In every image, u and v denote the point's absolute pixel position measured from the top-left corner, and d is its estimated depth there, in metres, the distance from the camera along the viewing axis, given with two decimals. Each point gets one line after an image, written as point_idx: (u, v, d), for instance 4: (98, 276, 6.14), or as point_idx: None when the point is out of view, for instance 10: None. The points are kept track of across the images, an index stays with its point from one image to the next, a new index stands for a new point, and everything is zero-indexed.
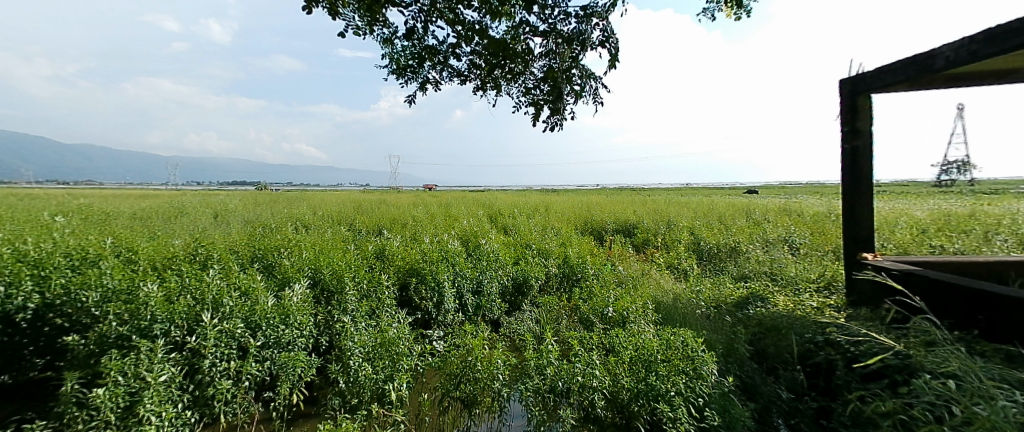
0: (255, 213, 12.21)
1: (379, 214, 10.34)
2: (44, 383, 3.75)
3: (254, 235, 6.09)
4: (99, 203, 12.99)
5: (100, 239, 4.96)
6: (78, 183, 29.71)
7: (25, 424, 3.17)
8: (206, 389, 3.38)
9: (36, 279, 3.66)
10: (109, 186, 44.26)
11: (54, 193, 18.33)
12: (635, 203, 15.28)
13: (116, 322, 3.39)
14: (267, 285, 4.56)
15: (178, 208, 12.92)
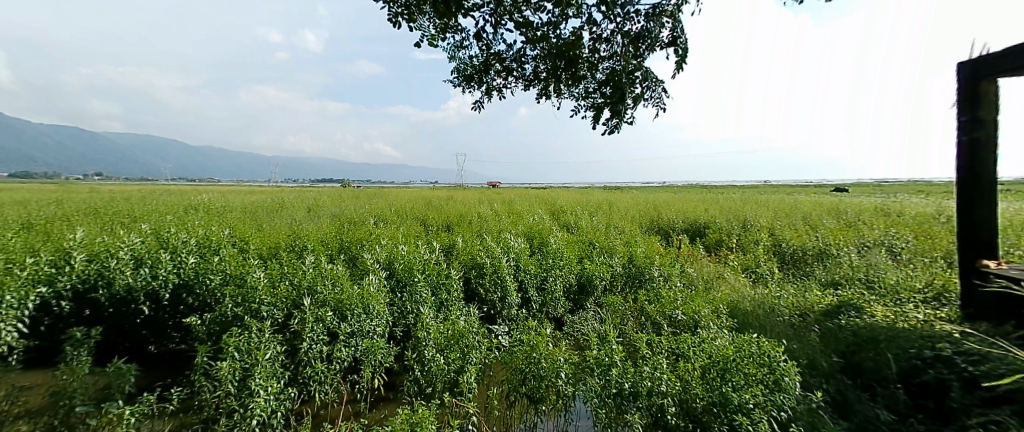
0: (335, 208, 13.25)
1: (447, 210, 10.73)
2: (179, 355, 4.26)
3: (341, 228, 6.59)
4: (212, 197, 14.89)
5: (214, 229, 5.61)
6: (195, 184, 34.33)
7: (166, 389, 3.63)
8: (304, 368, 3.73)
9: (172, 263, 4.21)
10: (210, 183, 50.30)
11: (179, 189, 21.50)
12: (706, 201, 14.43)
13: (232, 303, 3.86)
14: (351, 275, 4.89)
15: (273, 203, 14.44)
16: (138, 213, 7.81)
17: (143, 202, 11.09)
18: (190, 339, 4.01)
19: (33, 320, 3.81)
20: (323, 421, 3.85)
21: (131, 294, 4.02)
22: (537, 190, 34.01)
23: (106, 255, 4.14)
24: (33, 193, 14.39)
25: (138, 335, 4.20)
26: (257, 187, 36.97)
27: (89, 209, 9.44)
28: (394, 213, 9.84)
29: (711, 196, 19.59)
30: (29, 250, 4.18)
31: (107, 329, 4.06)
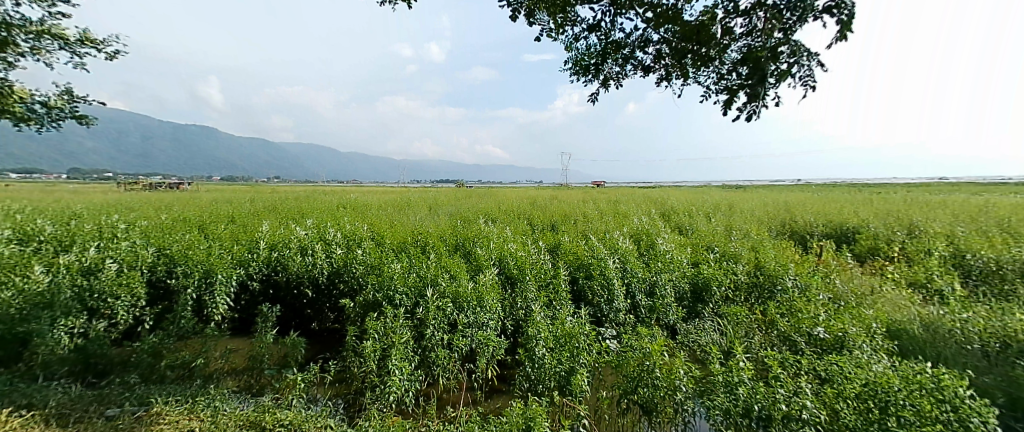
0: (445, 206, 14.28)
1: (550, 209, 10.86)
2: (332, 333, 4.80)
3: (456, 226, 7.06)
4: (344, 197, 17.15)
5: (355, 224, 6.41)
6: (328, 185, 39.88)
7: (325, 362, 4.11)
8: (429, 353, 4.04)
9: (327, 253, 4.91)
10: (336, 184, 58.00)
11: (319, 189, 25.23)
12: (850, 202, 12.28)
13: (373, 290, 4.38)
14: (467, 270, 5.18)
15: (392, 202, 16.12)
16: (299, 210, 9.39)
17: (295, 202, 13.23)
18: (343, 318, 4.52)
19: (235, 296, 4.62)
20: (446, 405, 4.06)
21: (298, 277, 4.69)
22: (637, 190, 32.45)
23: (277, 245, 4.96)
24: (226, 195, 18.25)
25: (303, 313, 4.84)
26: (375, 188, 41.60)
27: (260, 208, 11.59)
28: (501, 212, 10.22)
29: (855, 196, 16.63)
30: (227, 239, 5.20)
31: (282, 307, 4.76)
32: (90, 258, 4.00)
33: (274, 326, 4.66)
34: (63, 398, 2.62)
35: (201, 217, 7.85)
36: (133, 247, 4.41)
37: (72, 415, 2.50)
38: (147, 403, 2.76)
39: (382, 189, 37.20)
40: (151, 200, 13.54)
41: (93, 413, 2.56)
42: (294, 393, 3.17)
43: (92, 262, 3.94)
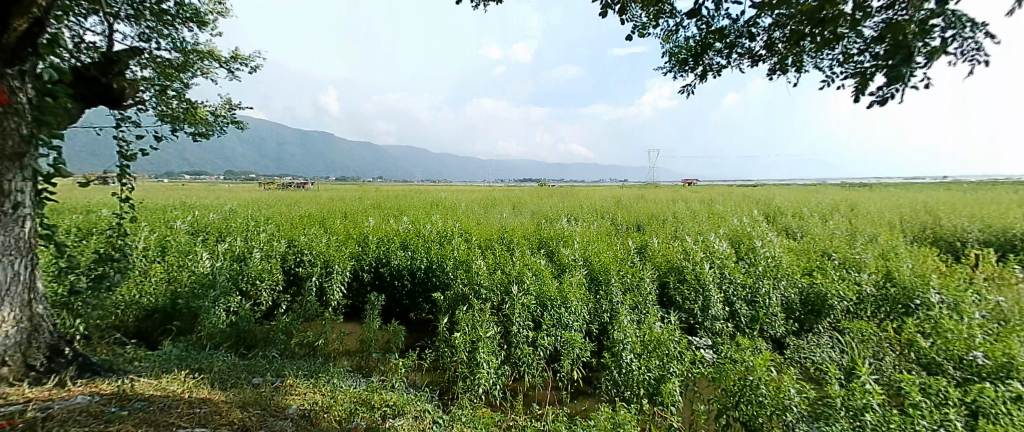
0: (525, 205, 14.53)
1: (635, 210, 10.51)
2: (425, 323, 5.03)
3: (540, 225, 7.12)
4: (431, 197, 18.26)
5: (446, 222, 6.77)
6: (415, 186, 43.03)
7: (421, 349, 4.37)
8: (515, 349, 4.05)
9: (422, 249, 5.27)
10: (419, 185, 62.02)
11: (408, 190, 27.31)
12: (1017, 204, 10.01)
13: (462, 285, 4.58)
14: (551, 269, 5.15)
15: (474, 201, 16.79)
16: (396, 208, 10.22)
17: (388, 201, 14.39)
18: (436, 310, 4.75)
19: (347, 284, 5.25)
20: (532, 402, 3.99)
21: (398, 270, 5.08)
22: (727, 189, 29.83)
23: (378, 243, 5.44)
24: (333, 195, 20.49)
25: (402, 303, 5.17)
26: (456, 188, 43.80)
27: (359, 206, 12.80)
28: (584, 213, 10.09)
29: (1022, 197, 13.57)
30: (339, 234, 5.84)
31: (385, 296, 5.20)
32: (236, 247, 4.79)
33: (378, 313, 5.06)
34: (222, 364, 3.08)
35: (317, 213, 8.91)
36: (269, 240, 5.15)
37: (229, 380, 2.90)
38: (281, 375, 3.16)
39: (463, 189, 39.07)
40: (275, 199, 15.69)
41: (244, 380, 2.97)
42: (396, 376, 3.46)
43: (241, 251, 4.67)
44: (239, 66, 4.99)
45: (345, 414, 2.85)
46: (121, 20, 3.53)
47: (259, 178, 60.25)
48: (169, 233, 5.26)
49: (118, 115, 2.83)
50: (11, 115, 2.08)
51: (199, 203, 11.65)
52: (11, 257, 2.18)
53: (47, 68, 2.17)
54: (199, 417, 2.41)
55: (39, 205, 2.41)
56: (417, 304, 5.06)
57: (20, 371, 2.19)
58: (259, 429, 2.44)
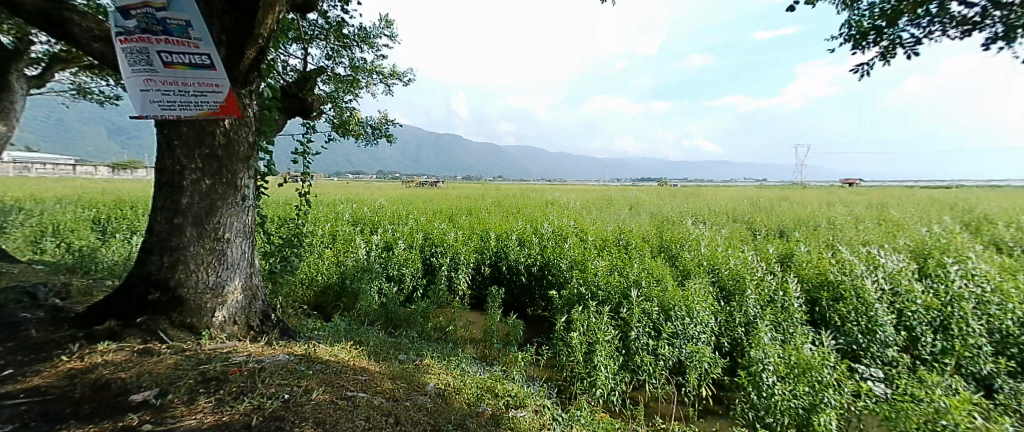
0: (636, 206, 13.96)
1: (772, 215, 9.31)
2: (540, 319, 5.09)
3: (662, 228, 6.76)
4: (541, 197, 18.71)
5: (563, 222, 6.83)
6: (523, 185, 44.56)
7: (538, 345, 4.40)
8: (634, 357, 3.72)
9: (540, 249, 5.41)
10: (524, 184, 63.94)
11: (520, 190, 28.39)
12: None
13: (577, 284, 4.50)
14: (674, 274, 4.80)
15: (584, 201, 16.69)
16: (511, 208, 10.65)
17: (501, 200, 15.12)
18: (551, 308, 4.76)
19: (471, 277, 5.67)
20: (654, 414, 3.65)
21: (516, 267, 5.27)
22: (892, 190, 24.44)
23: (500, 243, 5.79)
24: (453, 193, 22.20)
25: (519, 299, 5.32)
26: (562, 188, 44.15)
27: (474, 204, 13.66)
28: (710, 217, 9.25)
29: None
30: (464, 232, 6.30)
31: (503, 290, 5.41)
32: (383, 239, 5.52)
33: (499, 306, 5.29)
34: (375, 339, 3.50)
35: (444, 210, 9.75)
36: (409, 234, 5.80)
37: (380, 353, 3.30)
38: (421, 355, 3.47)
39: (570, 190, 39.22)
40: (405, 196, 17.63)
41: (391, 355, 3.34)
42: (516, 369, 3.53)
43: (386, 242, 5.31)
44: (395, 78, 5.57)
45: (473, 399, 2.98)
46: (314, 45, 4.24)
47: (384, 178, 68.16)
48: (334, 224, 6.27)
49: (307, 124, 3.43)
50: (243, 126, 2.66)
51: (349, 198, 13.70)
52: (241, 239, 2.78)
53: (263, 88, 2.83)
54: (360, 384, 2.75)
55: (259, 197, 3.04)
56: (534, 301, 5.18)
57: (244, 330, 2.76)
58: (404, 401, 2.70)
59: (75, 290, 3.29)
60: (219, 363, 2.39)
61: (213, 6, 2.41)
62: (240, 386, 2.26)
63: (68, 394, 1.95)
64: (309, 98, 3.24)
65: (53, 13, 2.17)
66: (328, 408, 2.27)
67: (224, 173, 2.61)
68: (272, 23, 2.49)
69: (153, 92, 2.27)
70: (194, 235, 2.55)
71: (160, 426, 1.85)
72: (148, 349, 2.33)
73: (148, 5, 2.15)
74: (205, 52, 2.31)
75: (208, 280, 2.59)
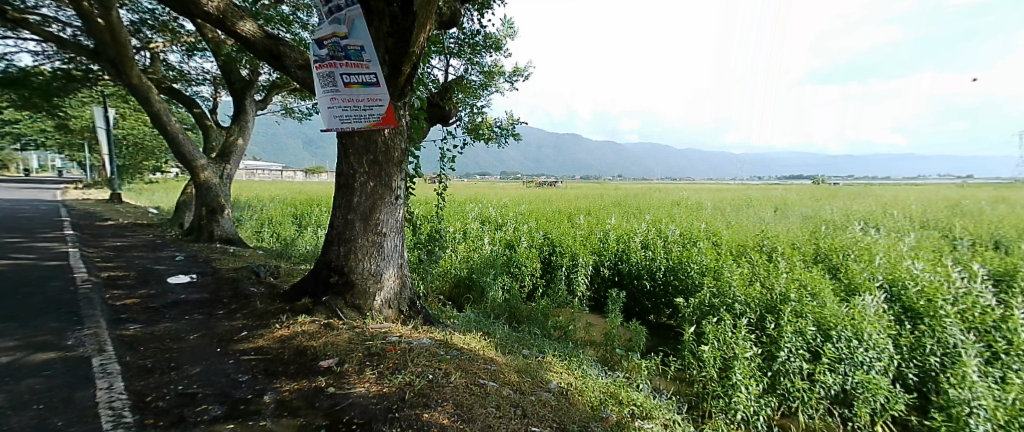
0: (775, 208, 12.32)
1: (977, 222, 7.33)
2: (665, 328, 4.80)
3: (818, 235, 5.89)
4: (659, 198, 17.81)
5: (693, 227, 6.43)
6: (636, 185, 42.87)
7: (663, 356, 4.12)
8: (782, 380, 3.25)
9: (665, 254, 5.14)
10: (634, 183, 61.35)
11: (637, 190, 27.48)
12: None
13: (710, 293, 4.11)
14: (834, 288, 4.09)
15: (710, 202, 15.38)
16: (631, 210, 10.34)
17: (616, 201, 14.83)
18: (680, 317, 4.45)
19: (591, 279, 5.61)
20: None
21: (639, 270, 5.09)
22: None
23: (621, 246, 5.63)
24: (568, 193, 22.22)
25: (641, 305, 5.10)
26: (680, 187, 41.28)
27: (590, 204, 13.62)
28: (886, 223, 7.70)
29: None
30: (582, 234, 6.26)
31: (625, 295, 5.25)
32: (505, 238, 5.78)
33: (621, 310, 5.13)
34: (501, 332, 3.66)
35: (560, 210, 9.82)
36: (530, 234, 5.98)
37: (506, 347, 3.40)
38: (543, 352, 3.44)
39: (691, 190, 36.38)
40: (520, 196, 18.25)
41: (516, 350, 3.39)
42: (640, 377, 3.26)
43: (510, 242, 5.57)
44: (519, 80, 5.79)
45: (596, 402, 2.79)
46: (454, 58, 4.66)
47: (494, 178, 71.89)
48: (462, 222, 6.80)
49: (446, 130, 3.74)
50: (398, 134, 2.99)
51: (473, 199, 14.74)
52: (394, 234, 3.14)
53: (414, 99, 3.16)
54: (490, 373, 2.87)
55: (408, 197, 3.40)
56: (658, 308, 4.92)
57: (397, 314, 3.14)
58: (530, 395, 2.69)
59: (283, 270, 4.12)
60: (379, 341, 2.73)
61: (381, 30, 2.76)
62: (395, 363, 2.53)
63: (280, 355, 2.43)
64: (449, 106, 3.53)
65: (274, 49, 2.78)
66: (465, 393, 2.39)
67: (384, 176, 2.98)
68: (423, 41, 2.71)
69: (337, 108, 2.73)
70: (361, 229, 2.99)
71: (340, 391, 2.17)
72: (329, 324, 2.78)
73: (335, 35, 2.62)
74: (373, 71, 2.66)
75: (371, 268, 3.01)
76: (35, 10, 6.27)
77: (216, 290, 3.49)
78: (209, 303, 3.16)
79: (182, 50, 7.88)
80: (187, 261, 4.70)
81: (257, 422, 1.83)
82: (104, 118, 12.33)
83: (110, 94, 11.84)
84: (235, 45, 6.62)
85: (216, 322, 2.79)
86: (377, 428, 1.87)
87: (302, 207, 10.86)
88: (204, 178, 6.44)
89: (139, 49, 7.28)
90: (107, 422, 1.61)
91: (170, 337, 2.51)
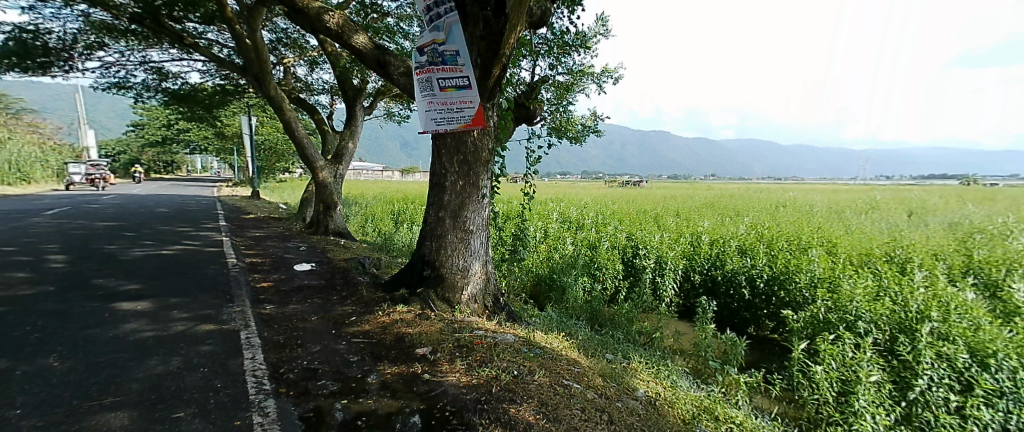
0: (904, 212, 10.58)
1: None
2: (767, 343, 4.38)
3: (969, 245, 4.96)
4: (756, 198, 16.34)
5: (801, 232, 5.81)
6: (724, 184, 39.68)
7: (768, 373, 3.76)
8: (919, 412, 2.79)
9: (769, 260, 4.67)
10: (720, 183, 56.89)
11: (730, 190, 25.35)
12: None
13: (824, 307, 3.67)
14: (991, 309, 3.40)
15: (818, 204, 13.71)
16: (723, 212, 9.64)
17: (704, 202, 13.90)
18: (787, 332, 4.03)
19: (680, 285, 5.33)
20: None
21: (738, 278, 4.71)
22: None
23: (716, 251, 5.25)
24: (651, 194, 21.25)
25: (739, 315, 4.73)
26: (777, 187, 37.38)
27: (676, 205, 12.97)
28: None
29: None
30: (671, 236, 5.98)
31: (719, 303, 4.91)
32: (587, 239, 5.70)
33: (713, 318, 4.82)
34: (583, 334, 3.61)
35: (644, 211, 9.47)
36: (612, 234, 5.83)
37: (589, 349, 3.32)
38: (628, 358, 3.30)
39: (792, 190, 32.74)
40: (599, 196, 17.85)
41: (599, 353, 3.28)
42: (739, 394, 2.99)
43: (592, 242, 5.50)
44: (607, 78, 5.67)
45: (689, 416, 2.57)
46: (544, 57, 4.70)
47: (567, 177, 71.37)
48: (542, 221, 6.88)
49: (531, 130, 3.78)
50: (486, 135, 3.08)
51: (552, 198, 14.78)
52: (481, 232, 3.24)
53: (502, 100, 3.22)
54: (574, 375, 2.74)
55: (494, 195, 3.49)
56: (758, 320, 4.51)
57: (482, 309, 3.24)
58: (616, 402, 2.53)
59: (383, 262, 4.50)
60: (467, 334, 2.83)
61: (475, 34, 2.87)
62: (482, 356, 2.59)
63: (382, 340, 2.64)
64: (534, 106, 3.57)
65: (381, 58, 3.02)
66: (550, 392, 2.33)
67: (472, 176, 3.08)
68: (515, 42, 2.75)
69: (433, 111, 2.88)
70: (451, 225, 3.13)
71: (434, 378, 2.30)
72: (422, 315, 2.95)
73: (434, 42, 2.77)
74: (466, 74, 2.77)
75: (461, 264, 3.15)
76: (205, 36, 7.48)
77: (330, 277, 3.92)
78: (325, 289, 3.55)
79: (308, 63, 8.96)
80: (308, 251, 5.35)
81: (365, 400, 2.01)
82: (248, 125, 14.51)
83: (253, 105, 13.93)
84: (350, 57, 7.39)
85: (331, 306, 3.13)
86: (469, 419, 1.93)
87: (392, 204, 11.76)
88: (321, 178, 7.25)
89: (275, 64, 8.41)
90: (252, 387, 1.86)
91: (296, 317, 2.86)
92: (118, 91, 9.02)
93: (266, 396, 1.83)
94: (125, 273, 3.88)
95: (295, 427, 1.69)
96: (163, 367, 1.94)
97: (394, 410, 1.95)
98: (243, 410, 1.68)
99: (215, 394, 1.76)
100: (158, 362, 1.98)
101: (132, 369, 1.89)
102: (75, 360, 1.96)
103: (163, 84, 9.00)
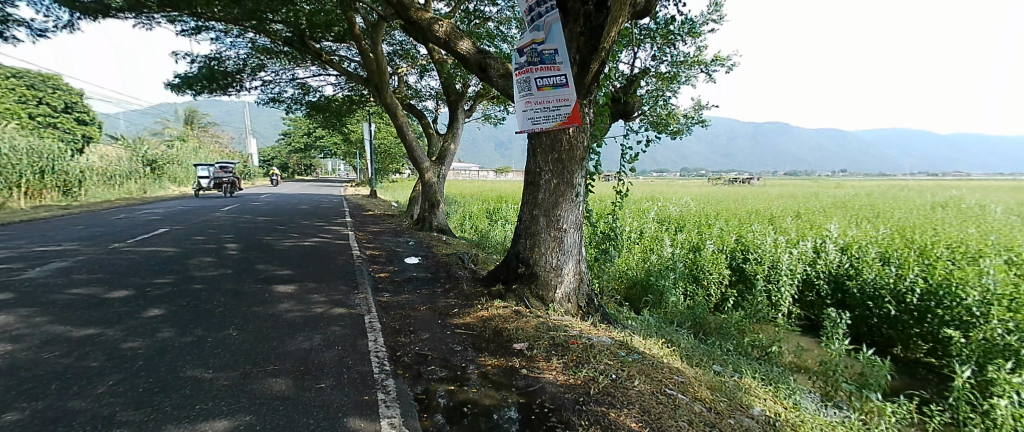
0: None
1: None
2: (917, 370, 3.69)
3: None
4: (901, 197, 13.77)
5: (971, 238, 4.77)
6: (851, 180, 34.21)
7: (921, 402, 3.16)
8: None
9: (921, 270, 3.92)
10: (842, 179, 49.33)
11: (865, 187, 21.66)
12: None
13: (1003, 330, 2.97)
14: None
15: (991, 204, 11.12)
16: (856, 213, 8.32)
17: (831, 201, 12.13)
18: (948, 357, 3.34)
19: (800, 294, 4.75)
20: None
21: (879, 291, 4.04)
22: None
23: (846, 258, 4.58)
24: (762, 192, 19.10)
25: (881, 333, 4.05)
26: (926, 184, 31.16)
27: (795, 204, 11.54)
28: None
29: None
30: (789, 240, 5.35)
31: (856, 317, 4.26)
32: (690, 241, 5.35)
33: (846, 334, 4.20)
34: (686, 342, 3.38)
35: (756, 212, 8.58)
36: (718, 236, 5.39)
37: (693, 359, 3.09)
38: (740, 372, 3.01)
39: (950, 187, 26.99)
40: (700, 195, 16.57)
41: (705, 363, 3.05)
42: (885, 424, 2.56)
43: (693, 244, 5.16)
44: (717, 67, 5.26)
45: None
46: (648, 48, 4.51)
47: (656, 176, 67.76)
48: (637, 221, 6.63)
49: (627, 126, 3.65)
50: (581, 132, 3.03)
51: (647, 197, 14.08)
52: (574, 230, 3.20)
53: (599, 96, 3.16)
54: (678, 384, 2.56)
55: (587, 194, 3.43)
56: (907, 341, 3.81)
57: (576, 309, 3.20)
58: (727, 417, 2.30)
59: (480, 258, 4.70)
60: (562, 333, 2.81)
61: (574, 31, 2.85)
62: (578, 356, 2.54)
63: (482, 333, 2.75)
64: (631, 100, 3.44)
65: (482, 62, 3.16)
66: (652, 400, 2.18)
67: (566, 173, 3.05)
68: (615, 34, 2.66)
69: (530, 111, 2.93)
70: (545, 223, 3.15)
71: (532, 374, 2.32)
72: (518, 310, 3.01)
73: (533, 42, 2.81)
74: (564, 72, 2.75)
75: (555, 262, 3.15)
76: (337, 52, 8.50)
77: (434, 270, 4.21)
78: (431, 281, 3.83)
79: (417, 71, 9.68)
80: (415, 245, 5.81)
81: (469, 388, 2.10)
82: (368, 132, 16.26)
83: (372, 113, 15.51)
84: (453, 63, 7.85)
85: (436, 298, 3.35)
86: (568, 417, 1.90)
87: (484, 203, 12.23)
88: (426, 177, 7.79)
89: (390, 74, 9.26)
90: (376, 367, 2.06)
91: (408, 306, 3.12)
92: (273, 104, 10.66)
93: (387, 376, 2.00)
94: (275, 260, 4.59)
95: (411, 406, 1.83)
96: (307, 343, 2.24)
97: (495, 402, 2.00)
98: (370, 387, 1.86)
99: (348, 370, 1.98)
100: (303, 338, 2.29)
101: (286, 342, 2.22)
102: (246, 331, 2.37)
103: (305, 97, 10.47)
